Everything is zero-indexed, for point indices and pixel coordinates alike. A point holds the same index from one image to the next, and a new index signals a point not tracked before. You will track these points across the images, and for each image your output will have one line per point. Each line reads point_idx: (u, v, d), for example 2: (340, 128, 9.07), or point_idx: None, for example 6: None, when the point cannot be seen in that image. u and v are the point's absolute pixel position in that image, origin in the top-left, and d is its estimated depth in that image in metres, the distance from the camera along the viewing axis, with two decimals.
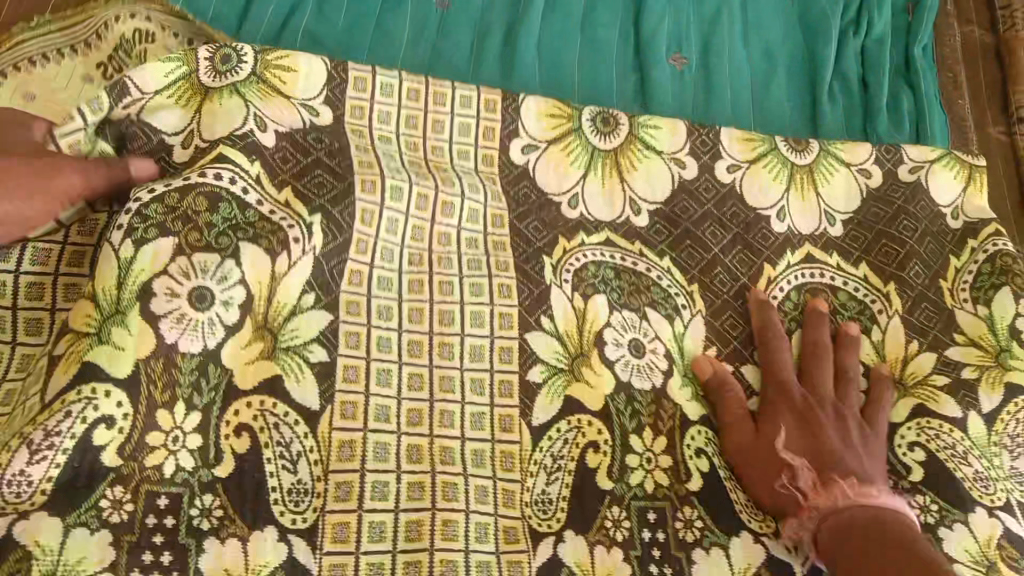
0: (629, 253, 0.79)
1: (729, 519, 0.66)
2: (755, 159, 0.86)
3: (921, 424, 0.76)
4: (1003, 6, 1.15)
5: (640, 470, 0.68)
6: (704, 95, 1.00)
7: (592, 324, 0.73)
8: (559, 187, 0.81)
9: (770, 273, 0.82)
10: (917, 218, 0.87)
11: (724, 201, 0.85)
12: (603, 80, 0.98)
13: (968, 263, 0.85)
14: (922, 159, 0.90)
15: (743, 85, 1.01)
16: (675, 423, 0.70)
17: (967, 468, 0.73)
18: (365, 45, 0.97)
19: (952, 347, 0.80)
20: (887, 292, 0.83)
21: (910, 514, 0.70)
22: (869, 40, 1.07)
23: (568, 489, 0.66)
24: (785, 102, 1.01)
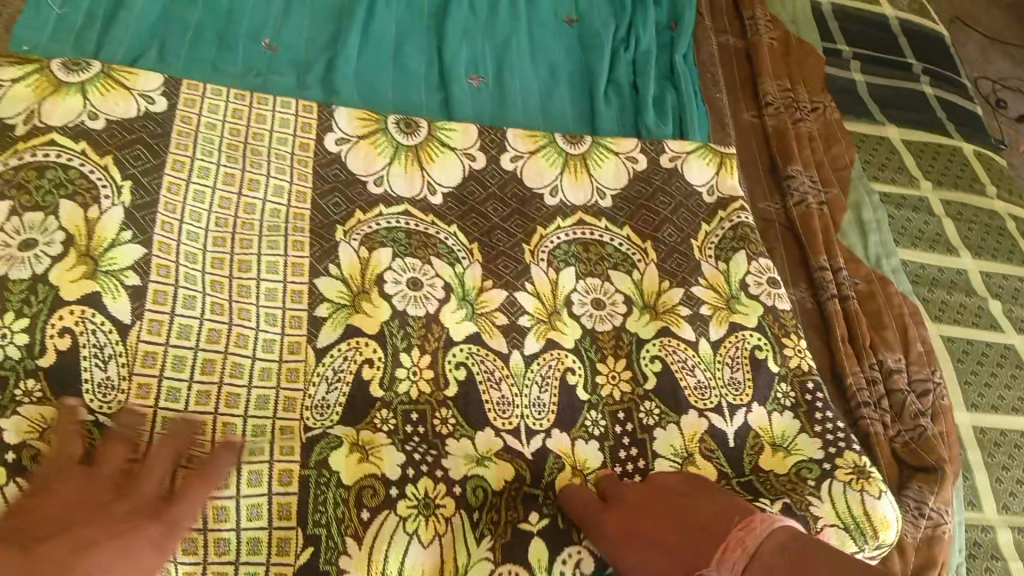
0: (422, 222, 0.94)
1: (476, 417, 0.84)
2: (536, 149, 1.05)
3: (663, 342, 0.93)
4: (749, 16, 1.41)
5: (407, 381, 0.83)
6: (500, 105, 1.14)
7: (374, 269, 0.87)
8: (368, 171, 0.95)
9: (542, 232, 0.99)
10: (672, 195, 1.06)
11: (506, 185, 1.02)
12: (414, 98, 1.11)
13: (715, 230, 1.04)
14: (680, 150, 1.10)
15: (533, 99, 1.17)
16: (440, 345, 0.85)
17: (690, 378, 0.92)
18: (202, 78, 1.05)
19: (698, 286, 0.98)
20: (646, 247, 1.01)
21: (631, 423, 0.89)
22: (637, 53, 1.28)
23: (343, 398, 0.81)
24: (567, 110, 1.18)
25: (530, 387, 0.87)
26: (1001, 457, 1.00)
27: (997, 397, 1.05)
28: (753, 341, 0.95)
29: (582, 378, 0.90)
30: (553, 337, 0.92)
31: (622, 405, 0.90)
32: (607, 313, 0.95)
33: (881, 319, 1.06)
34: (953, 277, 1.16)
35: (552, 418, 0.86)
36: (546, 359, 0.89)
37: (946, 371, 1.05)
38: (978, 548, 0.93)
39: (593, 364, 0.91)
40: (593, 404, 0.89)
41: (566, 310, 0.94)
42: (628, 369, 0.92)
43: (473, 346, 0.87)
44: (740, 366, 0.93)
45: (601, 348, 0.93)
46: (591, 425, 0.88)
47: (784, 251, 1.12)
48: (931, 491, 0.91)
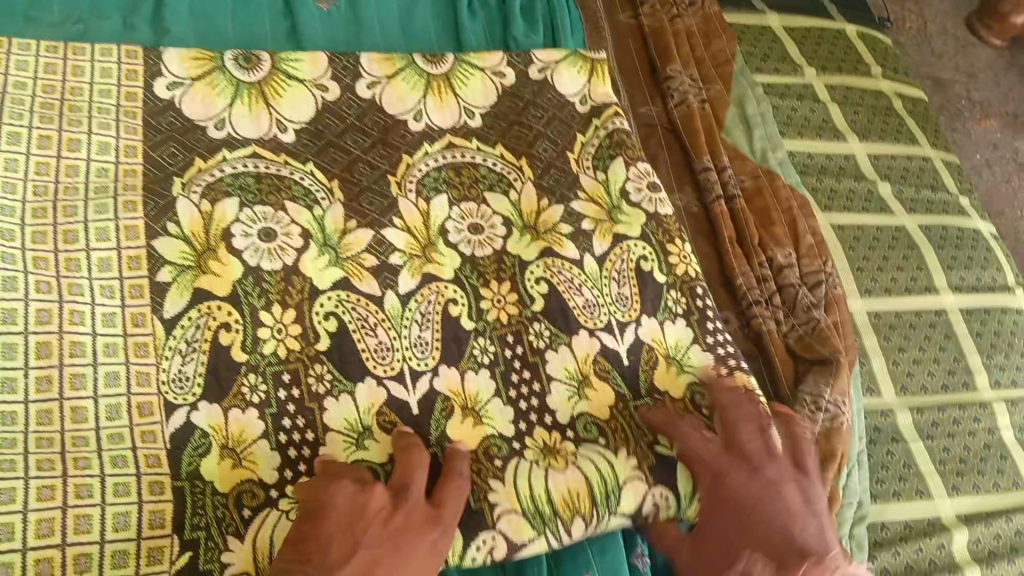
0: (274, 163, 0.87)
1: (353, 368, 0.78)
2: (394, 74, 0.97)
3: (547, 263, 0.87)
4: None
5: (272, 340, 0.77)
6: (354, 29, 1.07)
7: (219, 223, 0.81)
8: (206, 115, 0.88)
9: (408, 160, 0.92)
10: (544, 108, 0.99)
11: (364, 114, 0.94)
12: (257, 32, 1.04)
13: (591, 139, 0.98)
14: (547, 60, 1.03)
15: (390, 17, 1.09)
16: (303, 296, 0.79)
17: (579, 298, 0.86)
18: (21, 32, 0.95)
19: (576, 200, 0.93)
20: (522, 165, 0.95)
21: (522, 346, 0.83)
22: None
23: (203, 367, 0.75)
24: (428, 25, 1.11)
25: (409, 326, 0.81)
26: (897, 339, 0.99)
27: (889, 280, 1.04)
28: (638, 250, 0.90)
29: (465, 308, 0.83)
30: (431, 270, 0.85)
31: (511, 329, 0.83)
32: (485, 237, 0.89)
33: (769, 215, 1.03)
34: (841, 163, 1.14)
35: (437, 355, 0.80)
36: (424, 295, 0.83)
37: (837, 258, 1.04)
38: (879, 433, 0.92)
39: (475, 291, 0.85)
40: (481, 332, 0.83)
41: (441, 240, 0.87)
42: (514, 292, 0.85)
43: (343, 292, 0.80)
44: (627, 279, 0.88)
45: (483, 274, 0.86)
46: (481, 355, 0.82)
47: (668, 157, 1.08)
48: (828, 385, 0.88)
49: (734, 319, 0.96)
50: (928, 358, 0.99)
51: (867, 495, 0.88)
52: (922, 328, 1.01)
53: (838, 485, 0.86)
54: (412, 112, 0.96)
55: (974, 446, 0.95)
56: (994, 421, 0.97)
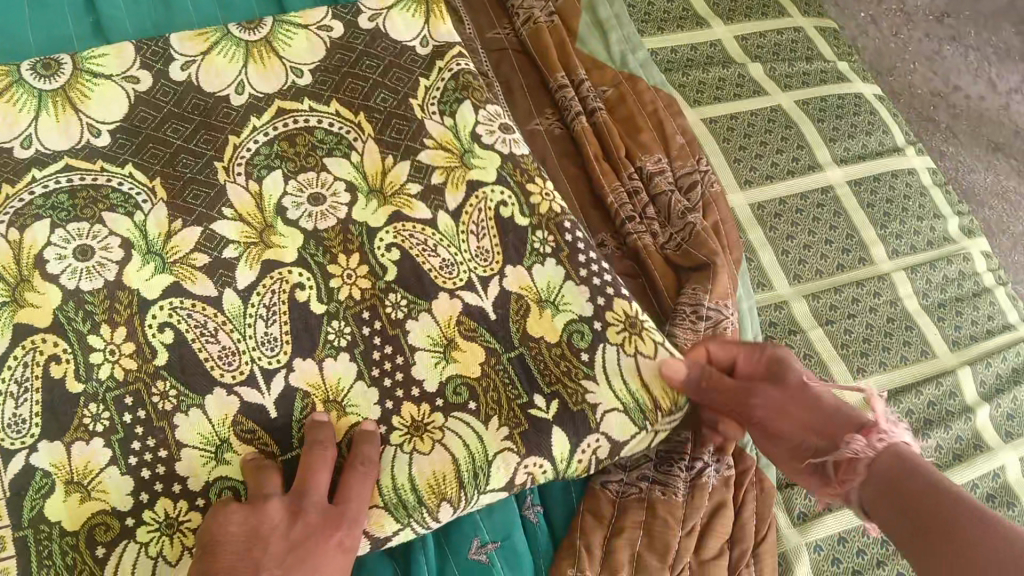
0: (89, 172, 0.76)
1: (199, 380, 0.71)
2: (208, 49, 0.84)
3: (397, 229, 0.78)
4: None
5: (106, 364, 0.70)
6: (163, 7, 0.98)
7: (30, 251, 0.72)
8: (8, 134, 0.77)
9: (235, 140, 0.80)
10: (379, 56, 0.86)
11: (182, 98, 0.82)
12: (58, 33, 0.92)
13: (435, 83, 0.86)
14: (377, 7, 0.89)
15: None
16: (132, 310, 0.72)
17: (433, 260, 0.77)
18: None
19: (422, 151, 0.81)
20: (362, 122, 0.82)
21: (378, 320, 0.75)
22: None
23: (39, 406, 0.68)
24: None
25: (253, 325, 0.73)
26: (784, 227, 0.95)
27: (770, 165, 0.99)
28: (496, 196, 0.81)
29: (314, 292, 0.75)
30: (272, 256, 0.75)
31: (365, 305, 0.75)
32: (328, 208, 0.78)
33: (633, 121, 0.98)
34: (708, 52, 1.09)
35: (289, 349, 0.73)
36: (267, 286, 0.74)
37: (711, 153, 0.99)
38: (775, 328, 0.89)
39: (322, 270, 0.76)
40: (334, 314, 0.75)
41: (280, 219, 0.77)
42: (363, 263, 0.76)
43: (174, 299, 0.73)
44: (486, 233, 0.79)
45: (329, 248, 0.77)
46: (337, 338, 0.74)
47: (521, 81, 1.02)
48: (705, 291, 0.84)
49: (611, 241, 0.91)
50: (819, 240, 0.96)
51: None
52: (810, 209, 0.97)
53: None
54: (231, 86, 0.83)
55: (878, 322, 0.91)
56: (895, 292, 0.94)
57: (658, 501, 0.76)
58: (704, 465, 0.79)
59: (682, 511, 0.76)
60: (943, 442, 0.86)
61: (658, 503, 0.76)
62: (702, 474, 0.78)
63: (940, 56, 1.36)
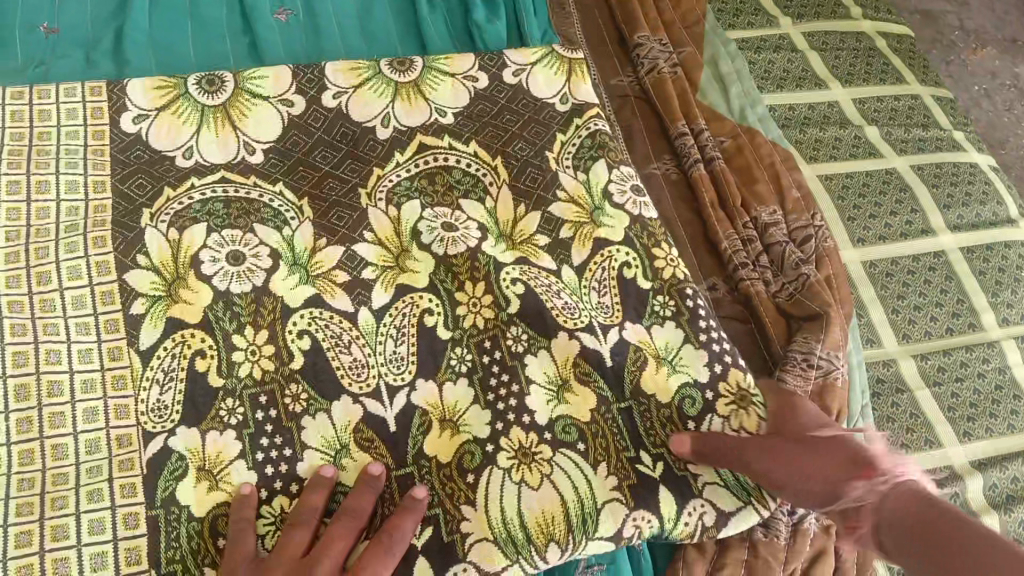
0: (242, 185, 0.80)
1: (328, 386, 0.73)
2: (360, 83, 0.87)
3: (522, 269, 0.79)
4: None
5: (247, 363, 0.72)
6: (314, 38, 1.03)
7: (186, 251, 0.76)
8: (173, 145, 0.81)
9: (378, 171, 0.83)
10: (518, 112, 0.89)
11: (333, 125, 0.85)
12: (217, 51, 0.98)
13: (571, 138, 0.88)
14: (521, 62, 0.92)
15: (349, 22, 1.05)
16: (274, 316, 0.74)
17: (557, 299, 0.78)
18: None
19: (554, 203, 0.83)
20: (498, 164, 0.85)
21: (500, 350, 0.76)
22: None
23: (181, 395, 0.71)
24: (388, 26, 1.06)
25: (384, 342, 0.75)
26: (895, 287, 0.96)
27: (883, 226, 1.01)
28: (621, 256, 0.81)
29: (441, 318, 0.77)
30: (405, 281, 0.78)
31: (487, 334, 0.77)
32: (459, 235, 0.80)
33: (751, 173, 1.00)
34: (825, 111, 1.11)
35: (415, 369, 0.75)
36: (398, 309, 0.77)
37: (825, 209, 1.01)
38: (882, 386, 0.90)
39: (450, 296, 0.78)
40: (458, 341, 0.76)
41: (415, 243, 0.80)
42: (488, 293, 0.78)
43: (315, 308, 0.75)
44: (607, 289, 0.80)
45: (458, 275, 0.79)
46: (458, 364, 0.76)
47: (641, 126, 1.06)
48: (817, 339, 0.86)
49: (722, 285, 0.94)
50: (929, 302, 0.96)
51: None
52: (921, 272, 0.98)
53: None
54: (379, 119, 0.86)
55: (985, 389, 0.91)
56: (1004, 360, 0.94)
57: (759, 542, 0.77)
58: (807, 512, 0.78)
59: (783, 555, 0.77)
60: None
61: (760, 546, 0.76)
62: (803, 521, 0.78)
63: None
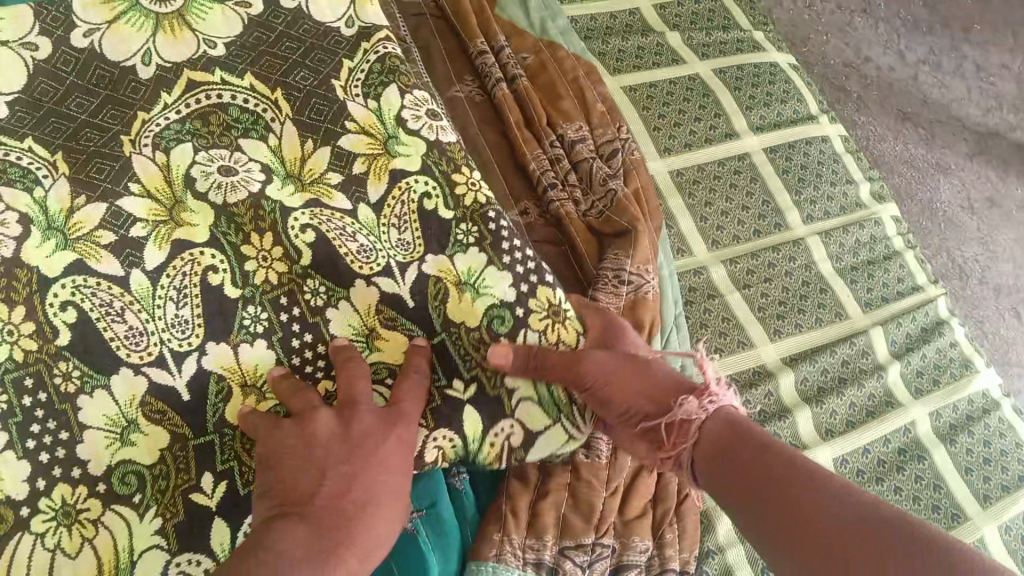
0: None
1: (102, 359, 0.61)
2: (114, 19, 0.72)
3: (313, 213, 0.70)
4: None
5: (3, 346, 0.60)
6: None
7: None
8: None
9: (144, 116, 0.69)
10: (299, 39, 0.76)
11: (86, 67, 0.70)
12: None
13: (359, 64, 0.76)
14: None
15: None
16: (32, 289, 0.61)
17: (352, 246, 0.70)
18: None
19: (342, 136, 0.73)
20: (276, 96, 0.73)
21: (298, 308, 0.68)
22: None
23: None
24: None
25: (164, 307, 0.64)
26: (701, 194, 0.96)
27: (688, 134, 1.00)
28: (419, 187, 0.74)
29: (229, 275, 0.67)
30: (183, 235, 0.66)
31: (283, 290, 0.68)
32: (239, 181, 0.69)
33: (555, 90, 0.97)
34: (626, 20, 1.09)
35: (203, 333, 0.65)
36: (177, 267, 0.65)
37: (631, 121, 0.99)
38: (694, 294, 0.90)
39: (236, 251, 0.68)
40: (250, 299, 0.67)
41: (189, 193, 0.68)
42: (278, 245, 0.69)
43: (82, 275, 0.62)
44: (408, 226, 0.72)
45: (241, 227, 0.68)
46: (253, 325, 0.66)
47: (439, 45, 1.00)
48: (626, 256, 0.85)
49: (534, 208, 0.91)
50: (736, 206, 0.97)
51: (688, 356, 0.85)
52: (727, 176, 0.98)
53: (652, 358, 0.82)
54: (138, 58, 0.71)
55: (793, 286, 0.93)
56: (810, 256, 0.96)
57: (581, 463, 0.77)
58: None
59: (606, 474, 0.77)
60: (856, 400, 0.88)
61: (582, 467, 0.76)
62: None
63: (852, 27, 1.38)
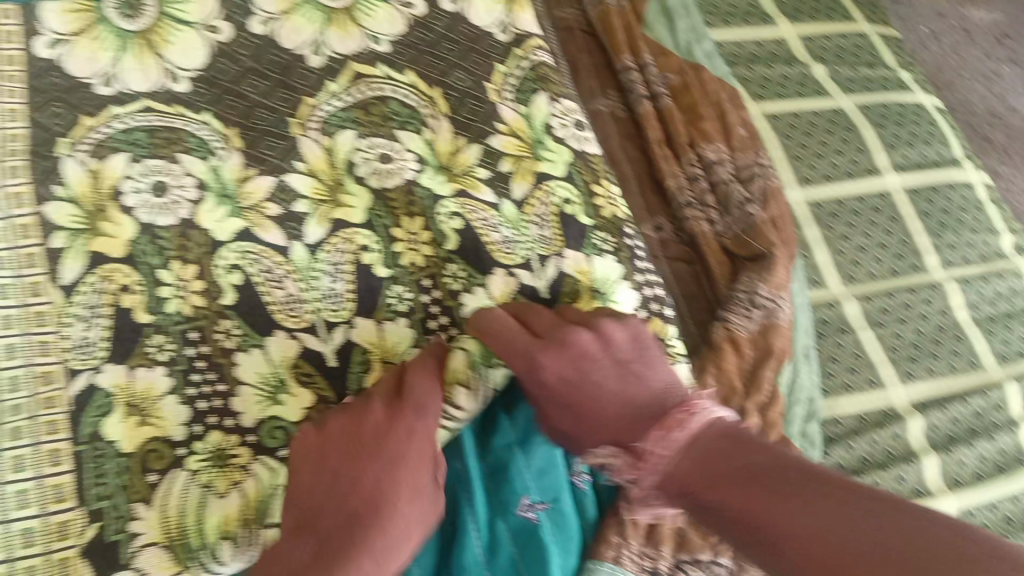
0: (167, 115, 0.66)
1: (260, 320, 0.64)
2: (291, 9, 0.71)
3: (462, 202, 0.71)
4: None
5: (175, 299, 0.62)
6: None
7: (109, 181, 0.63)
8: (89, 71, 0.65)
9: (309, 100, 0.70)
10: (456, 42, 0.76)
11: (262, 54, 0.70)
12: None
13: (513, 70, 0.77)
14: None
15: None
16: (203, 251, 0.64)
17: (494, 234, 0.71)
18: None
19: (495, 135, 0.74)
20: (437, 95, 0.74)
21: (438, 290, 0.69)
22: None
23: (109, 331, 0.60)
24: None
25: (320, 277, 0.66)
26: (840, 227, 0.95)
27: (829, 166, 0.99)
28: (561, 193, 0.74)
29: (379, 256, 0.68)
30: (342, 216, 0.68)
31: (426, 272, 0.69)
32: (395, 168, 0.70)
33: (697, 110, 0.97)
34: (773, 49, 1.08)
35: (353, 307, 0.66)
36: (334, 244, 0.67)
37: (772, 147, 0.99)
38: (826, 326, 0.88)
39: (387, 232, 0.69)
40: (397, 279, 0.68)
41: (350, 177, 0.69)
42: (427, 230, 0.70)
43: (246, 243, 0.65)
44: (548, 224, 0.72)
45: (394, 209, 0.70)
46: (397, 303, 0.67)
47: (587, 61, 1.02)
48: (760, 281, 0.84)
49: (668, 225, 0.91)
50: (873, 243, 0.95)
51: (819, 392, 0.83)
52: (866, 213, 0.96)
53: (781, 384, 0.82)
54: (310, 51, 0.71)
55: (928, 330, 0.91)
56: (946, 302, 0.93)
57: None
58: None
59: None
60: (986, 454, 0.85)
61: None
62: None
63: (1003, 74, 1.36)
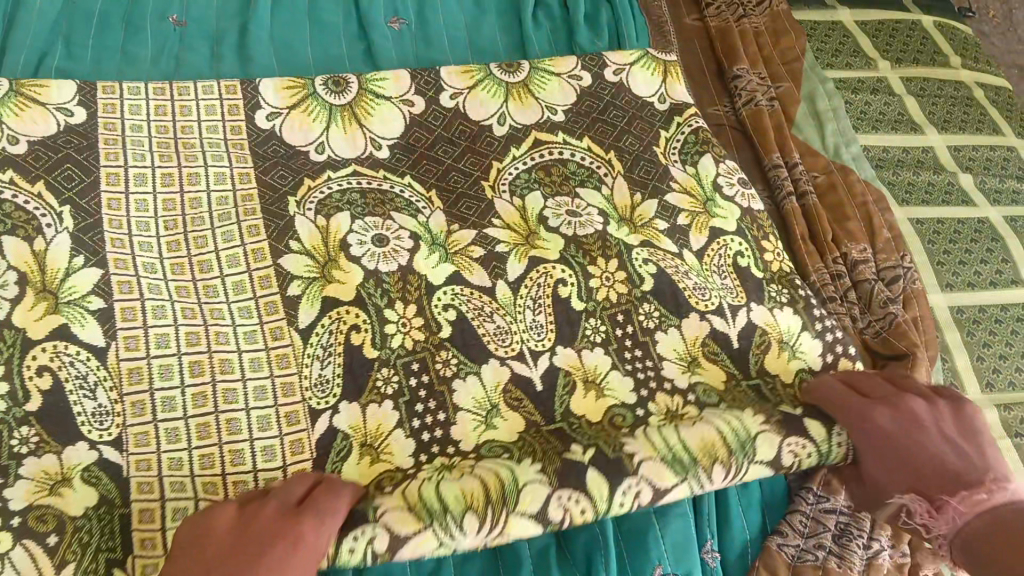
0: (373, 179, 0.86)
1: (475, 350, 0.78)
2: (473, 85, 0.95)
3: (649, 251, 0.85)
4: None
5: (399, 334, 0.77)
6: (424, 46, 1.07)
7: (335, 236, 0.81)
8: (306, 141, 0.88)
9: (498, 166, 0.90)
10: (623, 108, 0.96)
11: (451, 124, 0.92)
12: (333, 52, 1.04)
13: (674, 134, 0.95)
14: (622, 62, 0.99)
15: (458, 32, 1.09)
16: (421, 292, 0.80)
17: (686, 281, 0.84)
18: (115, 70, 0.97)
19: (669, 192, 0.90)
20: (609, 160, 0.92)
21: (631, 325, 0.81)
22: None
23: (340, 368, 0.75)
24: (496, 39, 1.10)
25: (523, 312, 0.80)
26: (980, 335, 0.96)
27: (973, 274, 1.00)
28: (734, 246, 0.87)
29: (575, 289, 0.82)
30: (538, 255, 0.84)
31: (620, 308, 0.81)
32: (585, 219, 0.87)
33: (843, 211, 1.01)
34: (919, 155, 1.11)
35: (553, 334, 0.79)
36: (533, 280, 0.82)
37: (917, 253, 1.00)
38: None
39: (583, 269, 0.83)
40: (591, 312, 0.81)
41: (543, 228, 0.86)
42: (621, 270, 0.83)
43: (457, 286, 0.81)
44: (726, 273, 0.86)
45: (588, 252, 0.84)
46: (593, 334, 0.80)
47: (736, 155, 1.07)
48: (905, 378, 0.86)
49: None
50: (1015, 352, 0.95)
51: None
52: (1008, 322, 0.97)
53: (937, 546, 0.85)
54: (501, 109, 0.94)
55: None
56: None
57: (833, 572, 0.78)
58: (880, 546, 0.80)
59: None
60: None
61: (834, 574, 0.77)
62: (877, 555, 0.79)
63: None
